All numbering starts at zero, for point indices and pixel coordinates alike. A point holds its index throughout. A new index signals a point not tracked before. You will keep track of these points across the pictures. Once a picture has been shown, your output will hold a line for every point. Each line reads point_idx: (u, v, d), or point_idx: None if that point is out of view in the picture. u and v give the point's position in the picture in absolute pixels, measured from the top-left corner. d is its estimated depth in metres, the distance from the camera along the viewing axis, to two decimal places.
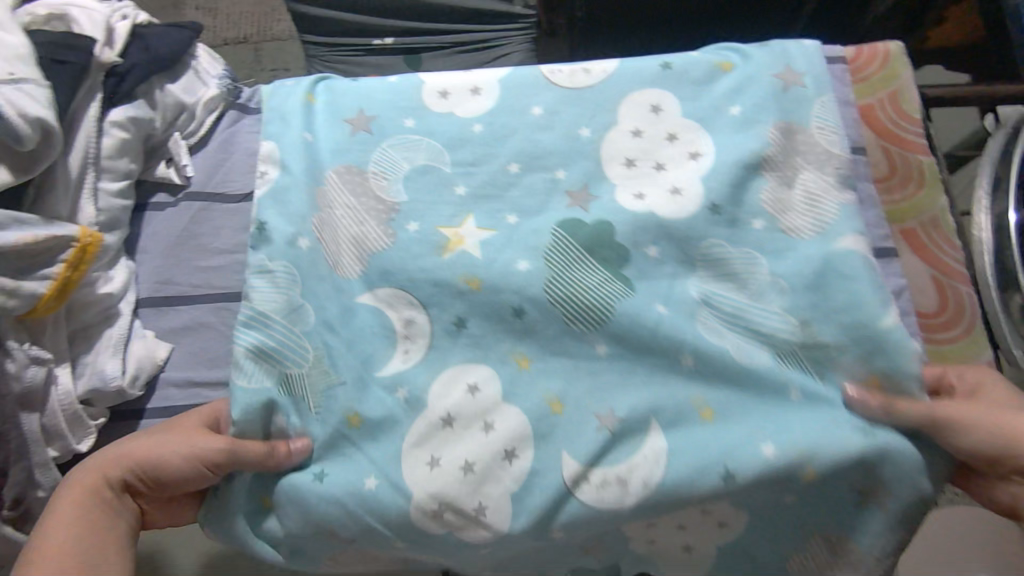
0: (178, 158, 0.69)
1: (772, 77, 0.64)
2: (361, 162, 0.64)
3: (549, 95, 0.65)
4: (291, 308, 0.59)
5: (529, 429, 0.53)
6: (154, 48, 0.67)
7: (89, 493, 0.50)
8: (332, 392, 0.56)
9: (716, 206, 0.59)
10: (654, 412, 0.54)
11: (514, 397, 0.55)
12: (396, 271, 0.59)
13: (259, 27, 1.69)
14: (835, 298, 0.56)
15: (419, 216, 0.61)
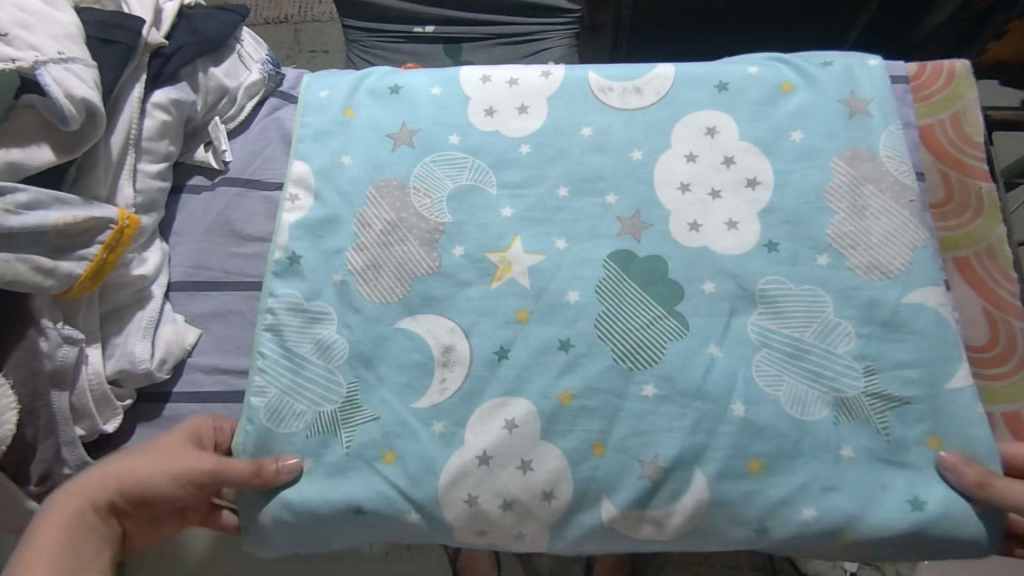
0: (218, 142, 0.69)
1: (838, 103, 0.67)
2: (405, 176, 0.67)
3: (602, 117, 0.69)
4: (322, 346, 0.61)
5: (573, 468, 0.57)
6: (201, 31, 0.67)
7: (64, 517, 0.50)
8: (365, 427, 0.59)
9: (773, 244, 0.63)
10: (690, 459, 0.57)
11: (553, 436, 0.58)
12: (441, 300, 0.63)
13: (301, 7, 1.71)
14: (883, 353, 0.58)
15: (464, 239, 0.65)
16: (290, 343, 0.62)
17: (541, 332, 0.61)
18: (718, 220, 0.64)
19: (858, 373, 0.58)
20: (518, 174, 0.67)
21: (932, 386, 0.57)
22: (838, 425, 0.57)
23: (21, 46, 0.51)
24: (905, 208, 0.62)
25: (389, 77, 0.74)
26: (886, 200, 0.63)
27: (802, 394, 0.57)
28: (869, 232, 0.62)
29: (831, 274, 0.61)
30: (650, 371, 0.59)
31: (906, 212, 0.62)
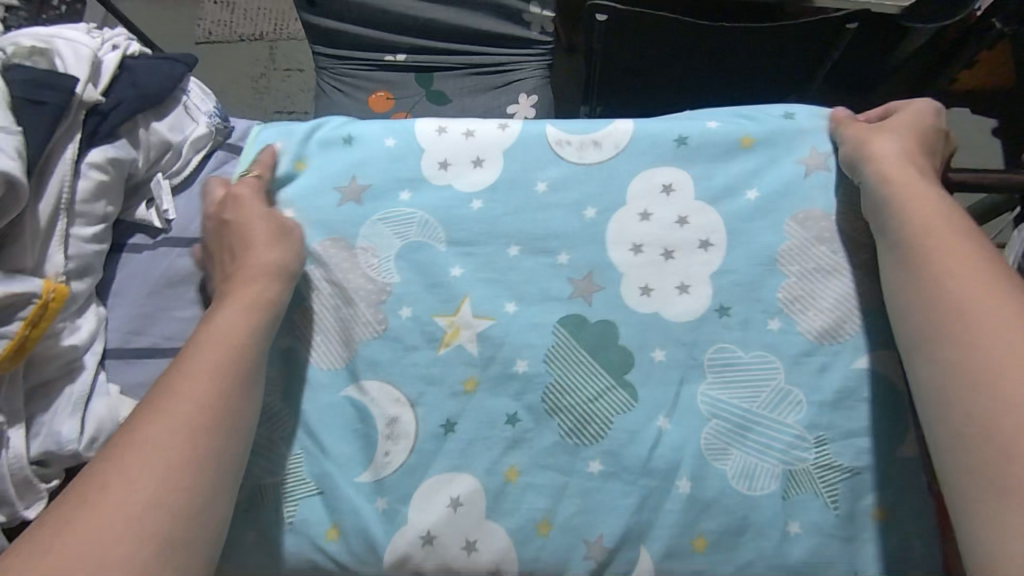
0: (159, 201, 0.66)
1: (794, 163, 0.66)
2: (352, 236, 0.65)
3: (557, 170, 0.67)
4: (269, 415, 0.59)
5: (519, 546, 0.56)
6: (141, 84, 0.65)
7: (255, 295, 0.55)
8: (306, 501, 0.57)
9: (725, 307, 0.62)
10: (638, 538, 0.55)
11: (499, 514, 0.56)
12: (387, 366, 0.61)
13: (278, 25, 1.70)
14: (840, 422, 0.57)
15: (412, 300, 0.63)
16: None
17: (488, 403, 0.59)
18: (672, 282, 0.63)
19: (808, 444, 0.56)
20: (471, 232, 0.66)
21: (886, 458, 0.56)
22: (786, 499, 0.55)
23: None
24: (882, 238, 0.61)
25: (342, 126, 0.71)
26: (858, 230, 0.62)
27: (751, 467, 0.56)
28: (820, 295, 0.61)
29: (782, 339, 0.60)
30: (595, 447, 0.58)
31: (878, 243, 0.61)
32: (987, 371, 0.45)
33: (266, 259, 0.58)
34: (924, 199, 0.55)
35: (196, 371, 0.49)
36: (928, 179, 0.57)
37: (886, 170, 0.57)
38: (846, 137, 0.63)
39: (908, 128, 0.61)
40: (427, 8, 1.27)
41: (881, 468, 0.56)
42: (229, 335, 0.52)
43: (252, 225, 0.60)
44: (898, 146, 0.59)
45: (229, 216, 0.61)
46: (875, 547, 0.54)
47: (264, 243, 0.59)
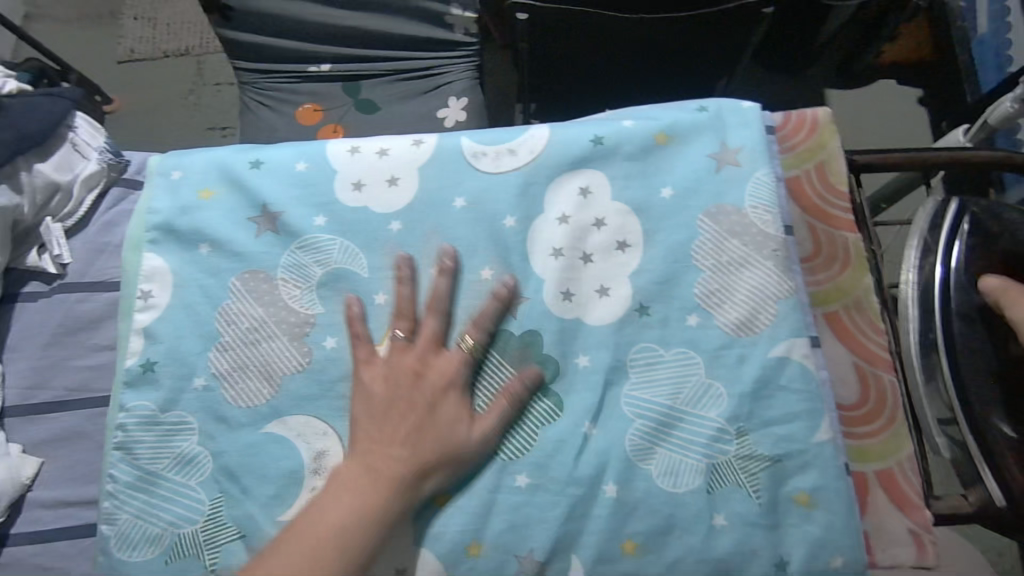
0: (51, 246, 0.63)
1: (707, 157, 0.66)
2: (270, 268, 0.63)
3: (472, 184, 0.66)
4: (185, 461, 0.57)
5: (450, 570, 0.55)
6: (18, 125, 0.61)
7: (384, 482, 0.54)
8: (229, 546, 0.54)
9: (644, 307, 0.62)
10: (570, 547, 0.55)
11: (429, 539, 0.56)
12: (309, 400, 0.59)
13: (203, 39, 1.64)
14: (763, 413, 0.57)
15: (335, 330, 0.61)
16: (144, 462, 0.57)
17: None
18: (592, 286, 0.63)
19: (730, 437, 0.57)
20: (388, 255, 0.64)
21: (803, 441, 0.56)
22: (711, 493, 0.56)
23: None
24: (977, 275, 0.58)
25: (245, 152, 0.68)
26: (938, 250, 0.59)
27: (674, 465, 0.56)
28: (735, 287, 0.61)
29: (702, 334, 0.60)
30: (522, 461, 0.57)
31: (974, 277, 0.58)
32: None
33: (403, 469, 0.55)
34: None
35: (310, 560, 0.51)
36: None
37: None
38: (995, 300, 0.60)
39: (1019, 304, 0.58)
40: (350, 17, 1.26)
41: (801, 453, 0.56)
42: (343, 517, 0.53)
43: (442, 437, 0.56)
44: None
45: (429, 403, 0.57)
46: (799, 531, 0.55)
47: (412, 448, 0.55)
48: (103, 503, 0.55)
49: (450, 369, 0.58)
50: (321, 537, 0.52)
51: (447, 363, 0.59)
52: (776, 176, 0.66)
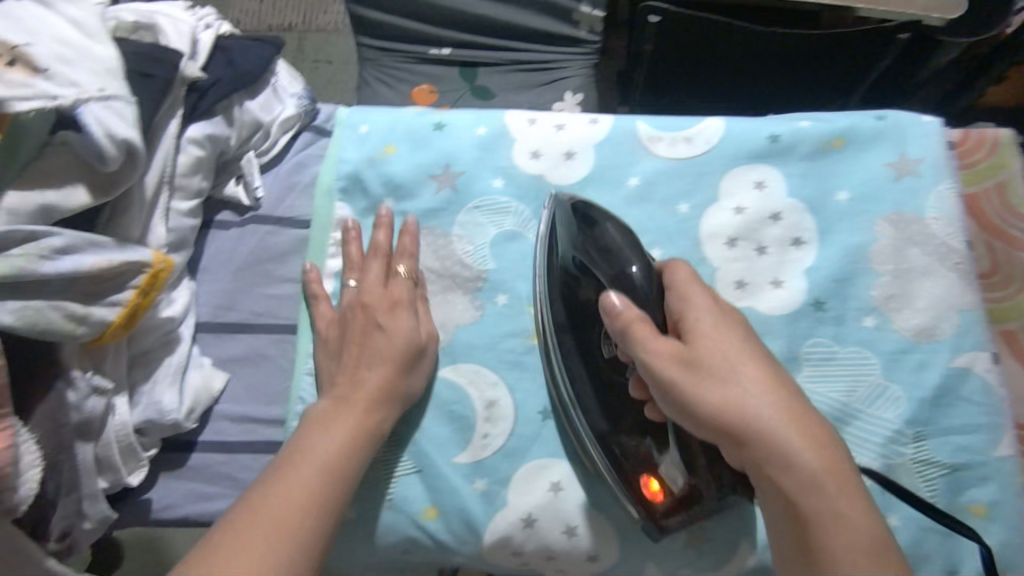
0: (250, 178, 0.66)
1: (884, 165, 0.67)
2: (446, 225, 0.66)
3: (649, 166, 0.69)
4: None
5: (620, 536, 0.56)
6: (238, 64, 0.65)
7: (364, 400, 0.53)
8: (404, 480, 0.57)
9: (820, 302, 0.64)
10: (744, 534, 0.56)
11: (598, 501, 0.57)
12: (484, 351, 0.61)
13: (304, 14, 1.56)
14: (949, 419, 0.59)
15: (507, 288, 0.64)
16: None
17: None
18: (764, 277, 0.65)
19: (906, 440, 0.59)
20: None
21: (981, 453, 0.58)
22: (882, 492, 0.58)
23: (61, 83, 0.48)
24: (630, 267, 0.57)
25: (430, 112, 0.71)
26: (571, 261, 0.59)
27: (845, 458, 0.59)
28: (916, 295, 0.63)
29: (877, 335, 0.62)
30: None
31: (637, 268, 0.56)
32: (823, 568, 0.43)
33: (374, 388, 0.54)
34: (722, 361, 0.47)
35: (302, 485, 0.48)
36: (733, 377, 0.47)
37: (716, 393, 0.46)
38: (645, 355, 0.49)
39: (706, 346, 0.48)
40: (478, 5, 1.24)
41: (977, 463, 0.58)
42: (328, 437, 0.51)
43: (395, 347, 0.56)
44: (755, 386, 0.46)
45: (380, 323, 0.57)
46: (973, 542, 0.56)
47: (369, 363, 0.55)
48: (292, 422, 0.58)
49: (388, 296, 0.59)
50: (310, 462, 0.49)
51: (400, 284, 0.60)
52: (958, 189, 0.67)
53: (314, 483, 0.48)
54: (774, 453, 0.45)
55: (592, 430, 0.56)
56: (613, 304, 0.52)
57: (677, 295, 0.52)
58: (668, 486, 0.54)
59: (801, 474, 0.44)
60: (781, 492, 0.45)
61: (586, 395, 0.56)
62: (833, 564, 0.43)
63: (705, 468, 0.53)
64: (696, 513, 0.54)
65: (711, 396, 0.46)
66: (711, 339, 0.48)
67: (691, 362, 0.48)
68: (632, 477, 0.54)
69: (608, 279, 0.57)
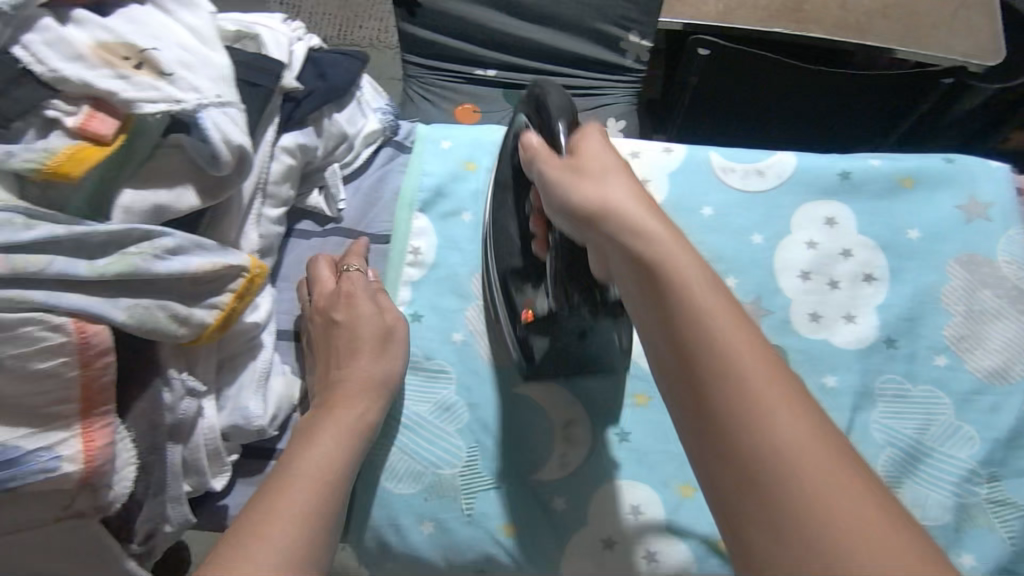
0: (335, 190, 0.68)
1: (954, 208, 0.69)
2: None
3: (721, 197, 0.70)
4: (444, 407, 0.60)
5: (699, 566, 0.55)
6: (330, 77, 0.66)
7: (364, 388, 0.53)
8: (482, 495, 0.57)
9: (892, 339, 0.64)
10: None
11: (677, 527, 0.56)
12: None
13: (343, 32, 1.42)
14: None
15: None
16: (410, 403, 0.60)
17: (660, 421, 0.60)
18: (837, 311, 0.65)
19: (981, 480, 0.59)
20: None
21: None
22: (960, 532, 0.58)
23: (182, 86, 0.48)
24: (557, 121, 0.52)
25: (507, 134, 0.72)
26: (523, 124, 0.60)
27: (923, 496, 0.59)
28: (989, 336, 0.64)
29: (951, 374, 0.63)
30: None
31: (562, 123, 0.52)
32: (752, 399, 0.32)
33: (371, 373, 0.54)
34: (607, 168, 0.46)
35: (319, 468, 0.46)
36: (628, 184, 0.44)
37: (598, 193, 0.43)
38: (543, 172, 0.49)
39: (600, 158, 0.47)
40: (525, 26, 1.05)
41: None
42: (336, 424, 0.50)
43: (347, 335, 0.56)
44: (632, 187, 0.44)
45: (334, 317, 0.57)
46: None
47: (335, 349, 0.55)
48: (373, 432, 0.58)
49: (338, 292, 0.59)
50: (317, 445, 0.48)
51: (353, 279, 0.60)
52: None
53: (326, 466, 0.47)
54: (674, 247, 0.39)
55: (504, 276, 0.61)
56: (530, 139, 0.53)
57: (577, 134, 0.50)
58: (534, 308, 0.58)
59: (707, 285, 0.37)
60: (666, 297, 0.37)
61: (505, 253, 0.61)
62: (731, 370, 0.33)
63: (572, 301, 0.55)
64: (556, 335, 0.59)
65: (620, 189, 0.43)
66: (603, 153, 0.47)
67: (578, 167, 0.46)
68: (515, 304, 0.60)
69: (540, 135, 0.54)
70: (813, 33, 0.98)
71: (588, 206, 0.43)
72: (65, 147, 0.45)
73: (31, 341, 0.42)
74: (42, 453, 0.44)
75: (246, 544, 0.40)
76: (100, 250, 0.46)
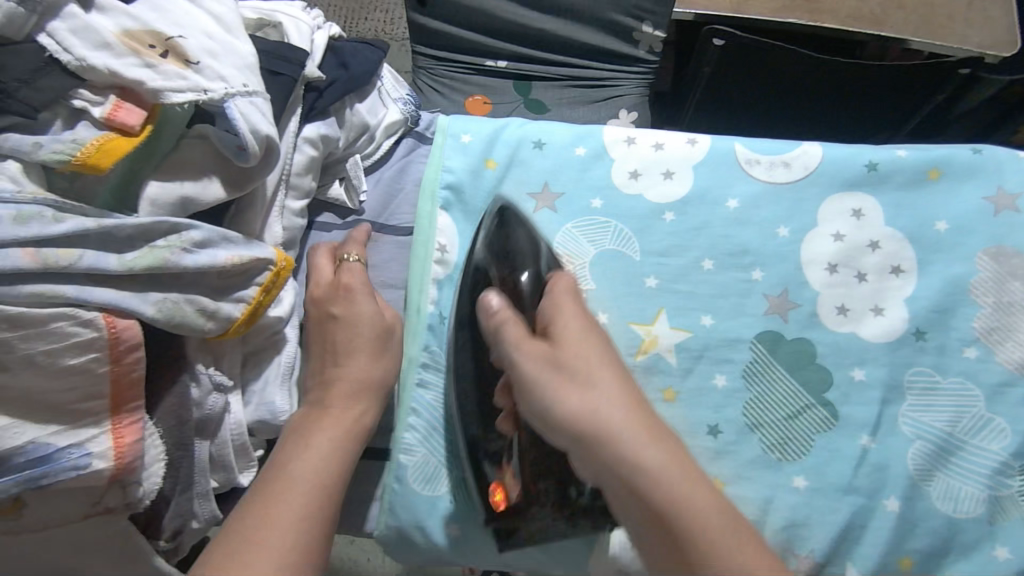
0: (355, 181, 0.67)
1: (984, 200, 0.68)
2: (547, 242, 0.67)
3: (747, 189, 0.69)
4: None
5: None
6: (351, 67, 0.65)
7: (359, 383, 0.53)
8: None
9: (921, 332, 0.64)
10: (850, 557, 0.57)
11: None
12: None
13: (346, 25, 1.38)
14: None
15: (607, 306, 0.65)
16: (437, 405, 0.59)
17: (688, 414, 0.61)
18: (865, 304, 0.65)
19: (1013, 472, 0.59)
20: (663, 243, 0.67)
21: None
22: (992, 524, 0.58)
23: (210, 75, 0.47)
24: (521, 276, 0.57)
25: (528, 126, 0.71)
26: (483, 255, 0.61)
27: (954, 490, 0.59)
28: (1018, 329, 0.64)
29: (981, 367, 0.62)
30: (798, 464, 0.59)
31: (525, 277, 0.56)
32: (714, 564, 0.41)
33: (369, 374, 0.54)
34: (594, 355, 0.48)
35: (312, 467, 0.48)
36: (600, 381, 0.46)
37: (585, 421, 0.44)
38: (510, 358, 0.50)
39: (574, 345, 0.48)
40: (536, 16, 0.99)
41: None
42: (330, 421, 0.51)
43: (346, 331, 0.54)
44: (614, 405, 0.45)
45: (330, 312, 0.55)
46: None
47: (328, 349, 0.54)
48: (402, 433, 0.58)
49: (337, 284, 0.57)
50: (309, 443, 0.49)
51: (352, 270, 0.58)
52: None
53: (320, 466, 0.48)
54: (645, 435, 0.44)
55: (469, 419, 0.56)
56: (490, 301, 0.53)
57: (552, 299, 0.52)
58: (507, 491, 0.55)
59: (671, 494, 0.43)
60: (637, 488, 0.43)
61: (465, 394, 0.56)
62: (705, 552, 0.41)
63: (539, 486, 0.54)
64: (532, 521, 0.55)
65: (595, 401, 0.45)
66: (575, 342, 0.48)
67: (551, 370, 0.47)
68: (481, 468, 0.55)
69: (504, 288, 0.57)
70: (825, 24, 0.97)
71: (568, 420, 0.45)
72: (93, 139, 0.43)
73: (61, 337, 0.42)
74: (72, 451, 0.43)
75: (242, 555, 0.43)
76: (128, 244, 0.45)
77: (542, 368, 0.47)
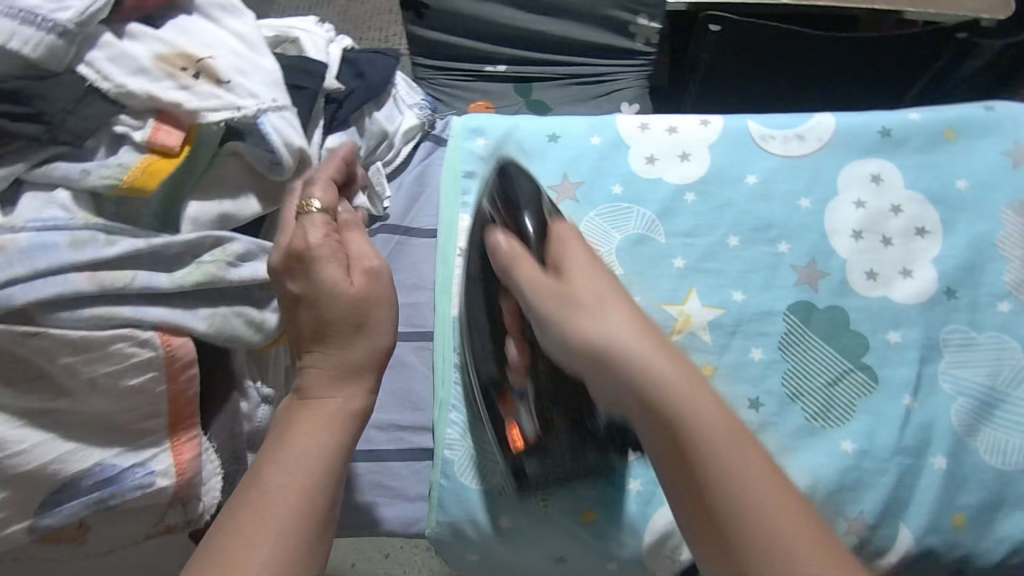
0: (380, 188, 0.68)
1: (1001, 155, 0.68)
2: None
3: (765, 164, 0.69)
4: None
5: None
6: (368, 76, 0.66)
7: (342, 363, 0.44)
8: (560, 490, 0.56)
9: (952, 290, 0.64)
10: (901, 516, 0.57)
11: None
12: None
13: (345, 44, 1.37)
14: None
15: (638, 291, 0.65)
16: (476, 401, 0.59)
17: (728, 390, 0.61)
18: (893, 267, 0.65)
19: None
20: (687, 224, 0.68)
21: None
22: None
23: (241, 93, 0.48)
24: (523, 215, 0.52)
25: (541, 122, 0.72)
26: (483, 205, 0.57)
27: (1000, 442, 0.59)
28: None
29: (1015, 319, 0.63)
30: (843, 429, 0.60)
31: (528, 217, 0.51)
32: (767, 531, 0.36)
33: (354, 353, 0.44)
34: (603, 293, 0.44)
35: (290, 470, 0.40)
36: (631, 316, 0.44)
37: (610, 356, 0.42)
38: (525, 292, 0.46)
39: (590, 282, 0.45)
40: (532, 19, 0.97)
41: None
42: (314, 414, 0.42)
43: (315, 313, 0.44)
44: (644, 337, 0.42)
45: (295, 292, 0.44)
46: None
47: (303, 329, 0.45)
48: (445, 429, 0.58)
49: (292, 253, 0.44)
50: (288, 442, 0.41)
51: (308, 229, 0.45)
52: None
53: (301, 468, 0.40)
54: (690, 393, 0.40)
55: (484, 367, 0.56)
56: (495, 238, 0.49)
57: (558, 241, 0.47)
58: (523, 430, 0.54)
59: (706, 439, 0.39)
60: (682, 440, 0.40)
61: (478, 338, 0.56)
62: (740, 498, 0.37)
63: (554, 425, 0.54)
64: (547, 460, 0.55)
65: (623, 336, 0.42)
66: (591, 277, 0.45)
67: (573, 300, 0.44)
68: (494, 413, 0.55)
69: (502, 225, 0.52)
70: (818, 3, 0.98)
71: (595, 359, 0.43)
72: (136, 162, 0.45)
73: (122, 358, 0.43)
74: (136, 470, 0.45)
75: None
76: (176, 261, 0.46)
77: (555, 302, 0.44)
